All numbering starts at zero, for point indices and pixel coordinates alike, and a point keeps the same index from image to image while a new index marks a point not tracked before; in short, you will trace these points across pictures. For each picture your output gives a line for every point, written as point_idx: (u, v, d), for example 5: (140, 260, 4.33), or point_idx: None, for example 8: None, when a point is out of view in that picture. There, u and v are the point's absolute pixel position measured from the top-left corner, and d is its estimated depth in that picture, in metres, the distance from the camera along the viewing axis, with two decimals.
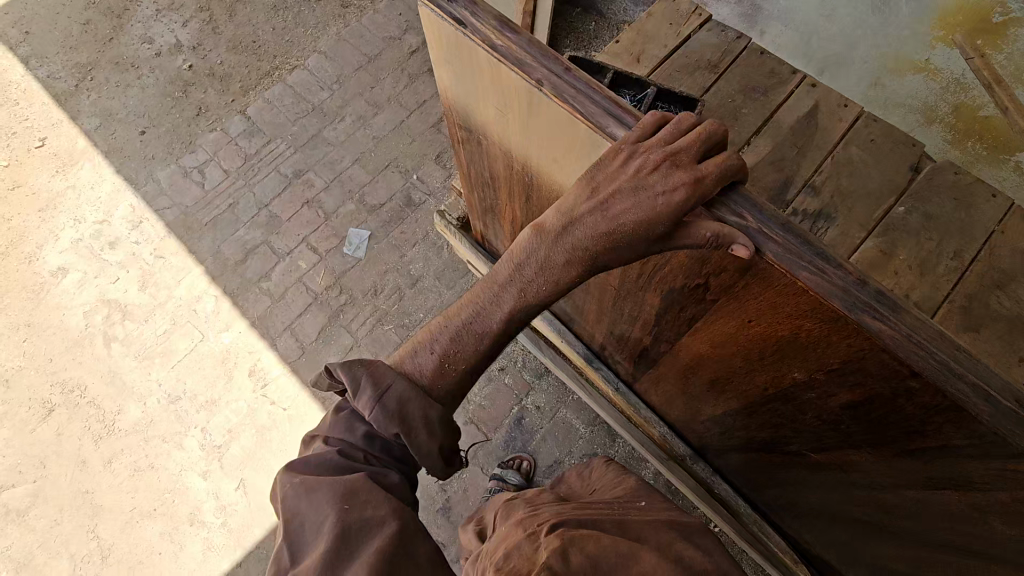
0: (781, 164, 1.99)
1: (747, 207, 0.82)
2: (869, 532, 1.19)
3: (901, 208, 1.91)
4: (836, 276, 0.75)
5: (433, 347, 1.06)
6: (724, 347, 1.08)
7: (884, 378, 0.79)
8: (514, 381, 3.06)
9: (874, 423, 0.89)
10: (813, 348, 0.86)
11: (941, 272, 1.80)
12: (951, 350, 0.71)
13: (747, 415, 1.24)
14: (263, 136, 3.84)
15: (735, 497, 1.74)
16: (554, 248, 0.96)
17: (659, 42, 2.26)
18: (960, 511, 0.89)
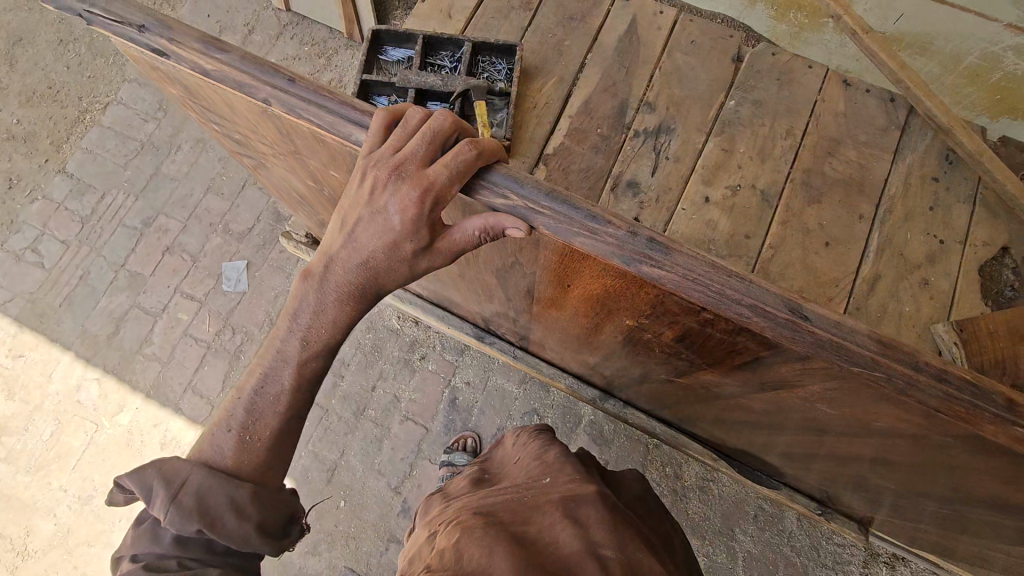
0: (613, 88, 1.97)
1: (508, 184, 0.88)
2: (749, 427, 1.31)
3: (733, 102, 1.97)
4: (610, 236, 0.83)
5: (229, 426, 1.07)
6: (569, 308, 1.15)
7: (686, 313, 0.87)
8: (438, 366, 3.03)
9: (704, 350, 0.97)
10: (628, 299, 0.94)
11: (779, 154, 1.91)
12: (723, 279, 0.81)
13: (619, 359, 1.32)
14: (94, 191, 3.43)
15: (649, 421, 1.87)
16: (323, 292, 1.01)
17: None
18: (794, 403, 1.00)
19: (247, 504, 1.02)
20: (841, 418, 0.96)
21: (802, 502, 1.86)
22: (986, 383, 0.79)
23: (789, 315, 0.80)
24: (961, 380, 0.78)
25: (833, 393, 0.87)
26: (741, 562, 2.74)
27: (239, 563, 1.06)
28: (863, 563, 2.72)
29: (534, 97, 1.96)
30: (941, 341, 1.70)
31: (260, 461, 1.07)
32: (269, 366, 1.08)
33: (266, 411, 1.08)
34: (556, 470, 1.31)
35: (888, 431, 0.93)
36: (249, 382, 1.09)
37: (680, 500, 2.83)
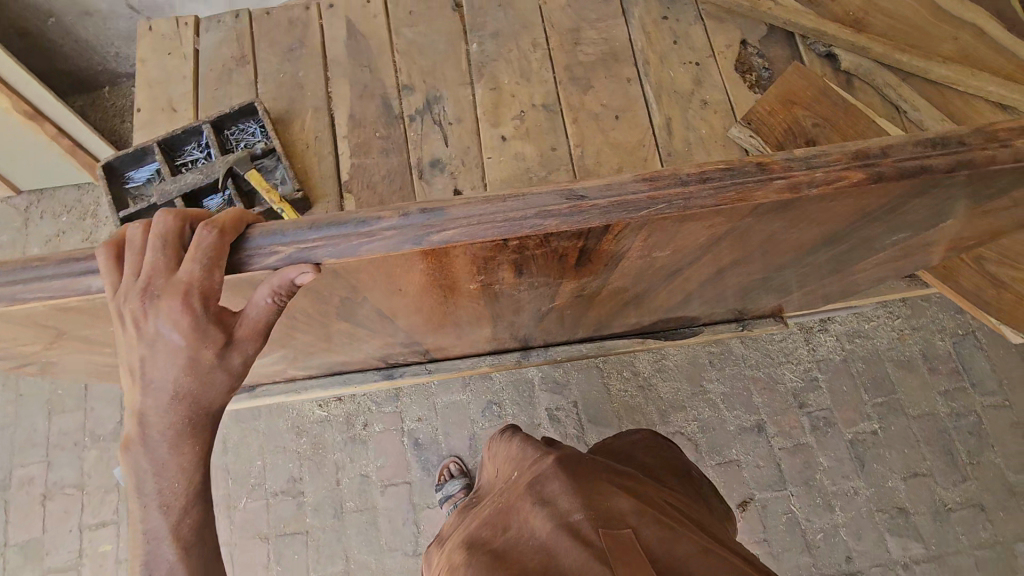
0: (369, 90, 1.96)
1: (270, 240, 0.91)
2: (638, 305, 1.43)
3: (475, 45, 2.05)
4: (387, 229, 0.88)
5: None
6: (427, 306, 1.18)
7: (497, 251, 0.93)
8: (384, 422, 2.95)
9: (544, 270, 1.03)
10: (453, 270, 1.00)
11: (537, 66, 2.03)
12: (501, 206, 0.86)
13: (506, 317, 1.37)
14: None
15: (572, 349, 1.95)
16: (152, 451, 0.93)
17: (176, 78, 1.96)
18: (645, 267, 1.08)
19: None
20: (683, 258, 1.06)
21: (725, 329, 2.05)
22: (744, 162, 0.86)
23: (568, 200, 0.84)
24: (717, 172, 0.84)
25: (656, 242, 0.94)
26: (721, 405, 2.99)
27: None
28: (805, 340, 3.09)
29: (301, 138, 1.88)
30: (742, 141, 1.94)
31: None
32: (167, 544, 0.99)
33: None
34: (525, 453, 1.27)
35: (722, 242, 1.02)
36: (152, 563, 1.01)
37: (649, 390, 3.01)
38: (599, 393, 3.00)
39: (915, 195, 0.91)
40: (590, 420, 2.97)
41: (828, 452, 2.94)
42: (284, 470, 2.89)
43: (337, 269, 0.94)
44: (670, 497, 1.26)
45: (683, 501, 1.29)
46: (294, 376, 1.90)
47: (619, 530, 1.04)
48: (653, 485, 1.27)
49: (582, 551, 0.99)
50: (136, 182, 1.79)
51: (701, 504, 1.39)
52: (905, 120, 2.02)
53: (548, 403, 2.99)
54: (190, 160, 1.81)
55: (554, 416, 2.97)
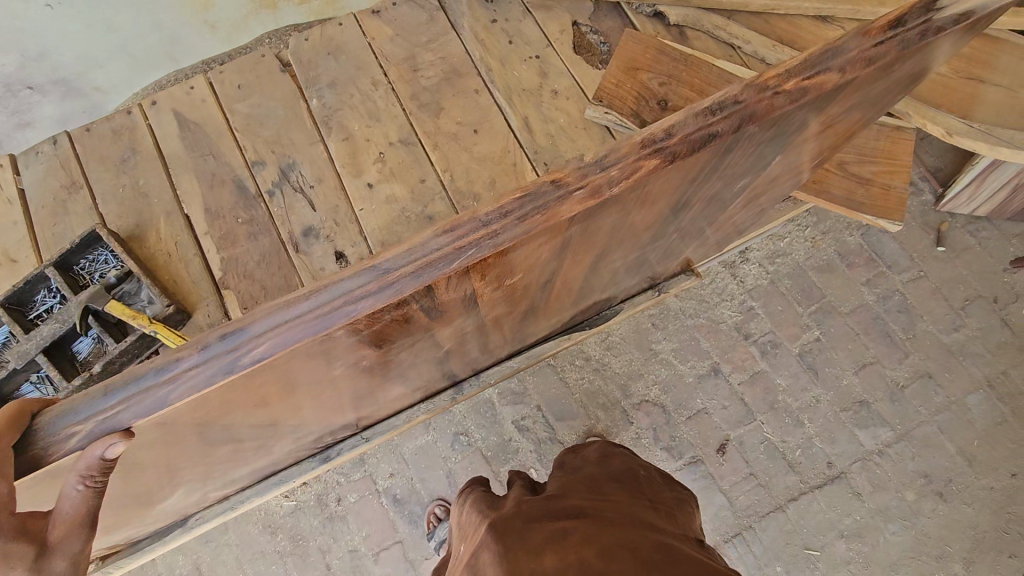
0: (219, 177, 1.88)
1: (63, 419, 0.84)
2: (534, 315, 1.43)
3: (315, 100, 1.98)
4: (192, 368, 0.83)
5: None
6: (315, 396, 1.17)
7: (335, 342, 0.91)
8: (356, 490, 2.85)
9: (404, 332, 1.04)
10: (306, 369, 0.97)
11: (383, 103, 1.99)
12: (308, 305, 0.84)
13: (412, 368, 1.36)
14: None
15: (502, 366, 1.94)
16: None
17: (7, 225, 1.82)
18: (505, 293, 1.10)
19: None
20: (537, 273, 1.08)
21: (643, 299, 2.07)
22: (534, 185, 0.87)
23: (374, 277, 0.85)
24: (515, 201, 0.87)
25: (489, 279, 0.96)
26: (674, 361, 3.03)
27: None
28: (731, 274, 3.14)
29: (161, 248, 1.79)
30: (601, 119, 1.96)
31: None
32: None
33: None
34: (473, 521, 1.31)
35: (565, 252, 1.05)
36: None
37: (604, 370, 3.02)
38: (557, 390, 2.99)
39: (723, 151, 0.96)
40: (557, 418, 2.96)
41: (782, 372, 3.02)
42: (270, 574, 2.75)
43: (170, 417, 0.89)
44: (617, 524, 1.16)
45: (637, 521, 1.20)
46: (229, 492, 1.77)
47: None
48: (600, 513, 1.20)
49: None
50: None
51: (657, 508, 1.34)
52: (741, 55, 2.08)
53: (512, 416, 2.96)
54: (44, 309, 1.68)
55: (521, 427, 2.95)
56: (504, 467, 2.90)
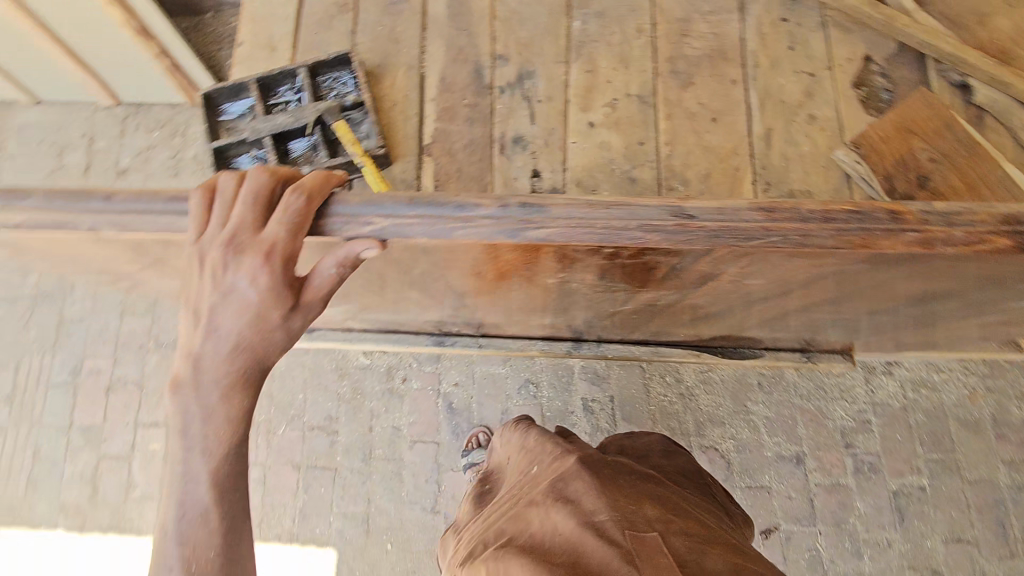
0: (464, 55, 1.94)
1: (370, 209, 1.04)
2: (706, 317, 1.55)
3: (578, 22, 1.96)
4: (491, 219, 1.01)
5: (177, 546, 0.98)
6: (503, 285, 1.35)
7: (597, 254, 1.09)
8: (422, 381, 3.04)
9: (634, 274, 1.20)
10: (547, 261, 1.15)
11: (639, 53, 1.92)
12: (609, 215, 1.00)
13: (574, 307, 1.43)
14: (7, 365, 3.20)
15: (624, 348, 1.93)
16: (200, 395, 1.02)
17: (279, 17, 2.00)
18: (732, 286, 1.24)
19: None
20: (769, 283, 1.21)
21: (788, 358, 1.95)
22: (869, 208, 0.99)
23: (669, 216, 0.99)
24: (843, 214, 0.98)
25: (751, 267, 1.09)
26: (763, 429, 2.88)
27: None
28: (865, 379, 2.89)
29: (390, 95, 1.88)
30: (847, 166, 1.82)
31: None
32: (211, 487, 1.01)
33: (212, 543, 0.99)
34: (545, 450, 1.25)
35: (809, 278, 1.17)
36: (189, 490, 1.00)
37: (690, 400, 2.93)
38: (635, 393, 2.96)
39: None
40: (624, 416, 2.94)
41: (868, 498, 2.79)
42: (323, 408, 3.04)
43: (439, 245, 1.08)
44: (699, 507, 1.16)
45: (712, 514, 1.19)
46: (352, 329, 1.96)
47: (648, 536, 0.91)
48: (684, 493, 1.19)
49: (608, 553, 0.86)
50: (230, 114, 1.86)
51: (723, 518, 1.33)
52: None
53: (584, 394, 2.98)
54: (283, 101, 1.85)
55: (588, 407, 2.96)
56: None
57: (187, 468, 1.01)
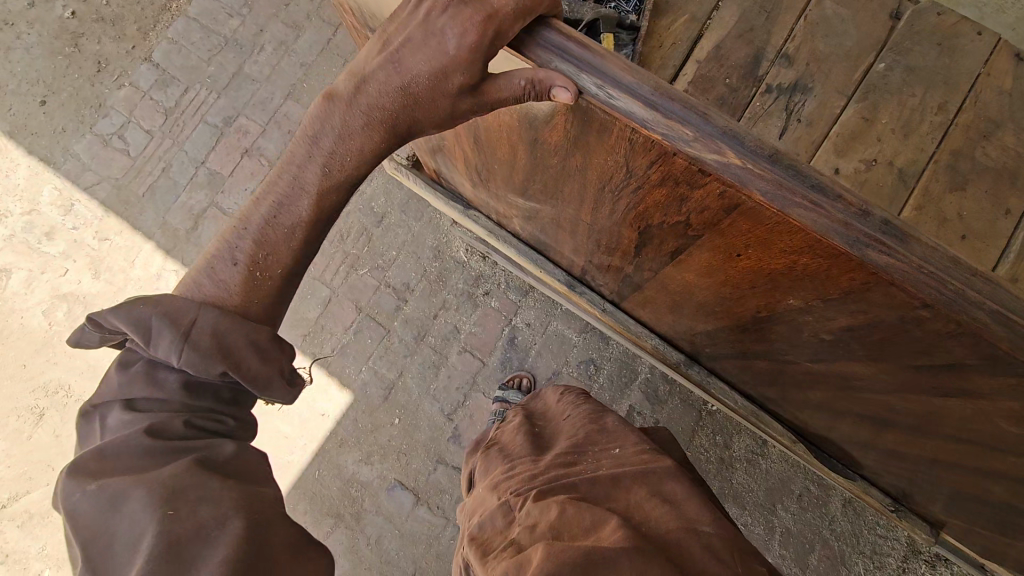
0: (750, 35, 1.74)
1: (696, 117, 0.86)
2: (852, 420, 1.44)
3: (882, 65, 1.71)
4: (836, 210, 0.82)
5: (235, 260, 1.25)
6: (710, 275, 1.21)
7: (890, 307, 0.90)
8: (500, 304, 3.06)
9: (876, 342, 1.03)
10: (816, 281, 0.98)
11: (926, 130, 1.67)
12: (963, 279, 0.80)
13: (742, 332, 1.37)
14: (179, 84, 3.42)
15: (728, 394, 1.85)
16: (348, 114, 1.16)
17: None
18: (962, 413, 1.06)
19: (265, 350, 1.20)
20: (1012, 437, 1.03)
21: (875, 500, 1.80)
22: None
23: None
24: None
25: None
26: (777, 534, 2.82)
27: (239, 413, 1.24)
28: (902, 555, 2.74)
29: (660, 35, 1.77)
30: None
31: (263, 302, 1.26)
32: (313, 196, 1.25)
33: (282, 242, 1.26)
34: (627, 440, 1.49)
35: None
36: (304, 170, 1.24)
37: (724, 468, 2.89)
38: (681, 431, 2.92)
39: None
40: None
41: None
42: (406, 274, 3.12)
43: (733, 196, 0.90)
44: None
45: None
46: (505, 225, 1.90)
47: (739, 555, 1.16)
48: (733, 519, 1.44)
49: (711, 559, 1.12)
50: None
51: None
52: None
53: (634, 402, 2.96)
54: None
55: (631, 415, 2.94)
56: None
57: (316, 149, 1.22)
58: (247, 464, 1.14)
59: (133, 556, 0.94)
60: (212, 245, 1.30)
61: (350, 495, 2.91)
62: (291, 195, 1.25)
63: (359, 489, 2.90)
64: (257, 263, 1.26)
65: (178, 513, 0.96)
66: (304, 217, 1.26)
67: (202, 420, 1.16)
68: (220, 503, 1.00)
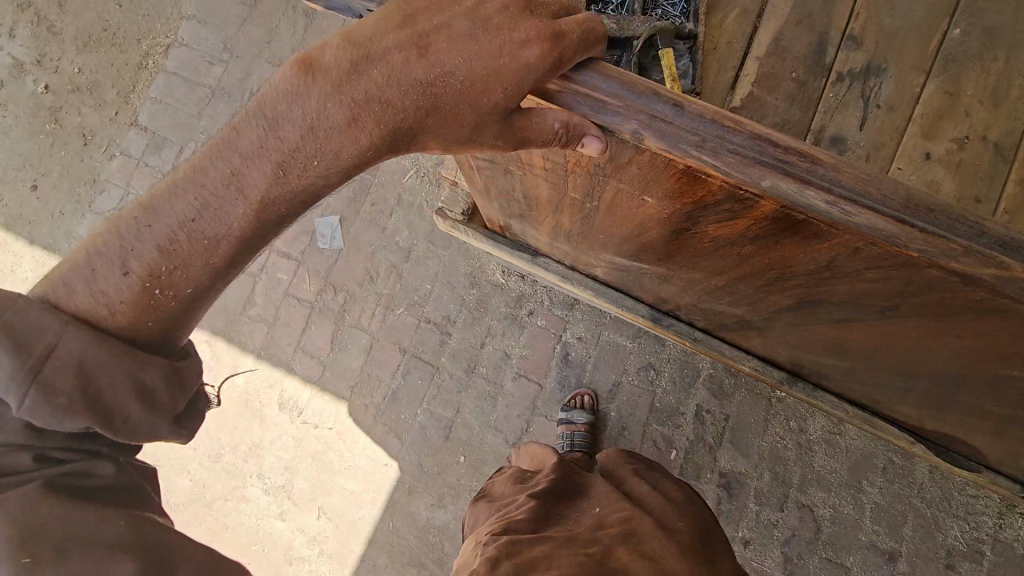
0: (811, 19, 1.58)
1: (968, 234, 0.83)
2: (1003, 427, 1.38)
3: (960, 30, 1.55)
4: None
5: (126, 269, 1.09)
6: (896, 338, 1.19)
7: None
8: (547, 322, 2.94)
9: None
10: None
11: (1017, 96, 1.53)
12: None
13: (907, 372, 1.34)
14: (171, 145, 3.25)
15: (840, 405, 1.74)
16: (324, 108, 1.02)
17: None
18: None
19: (154, 394, 1.10)
20: None
21: (1004, 487, 1.72)
22: None
23: None
24: None
25: None
26: (867, 511, 2.75)
27: (115, 450, 1.17)
28: (999, 513, 2.68)
29: (713, 36, 1.62)
30: None
31: (148, 324, 1.11)
32: (253, 203, 1.08)
33: (196, 258, 1.10)
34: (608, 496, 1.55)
35: None
36: (249, 172, 1.07)
37: (802, 453, 2.82)
38: (755, 423, 2.84)
39: None
40: (732, 441, 2.84)
41: None
42: (445, 306, 3.00)
43: (977, 292, 0.88)
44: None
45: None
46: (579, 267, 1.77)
47: None
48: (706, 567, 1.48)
49: None
50: None
51: None
52: None
53: (701, 401, 2.87)
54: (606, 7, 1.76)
55: (700, 415, 2.86)
56: (656, 424, 2.86)
57: (270, 142, 1.06)
58: (121, 485, 1.15)
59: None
60: (104, 223, 1.11)
61: (428, 542, 2.84)
62: (225, 195, 1.07)
63: (437, 534, 2.83)
64: (154, 274, 1.09)
65: None
66: (233, 228, 1.09)
67: (59, 452, 1.08)
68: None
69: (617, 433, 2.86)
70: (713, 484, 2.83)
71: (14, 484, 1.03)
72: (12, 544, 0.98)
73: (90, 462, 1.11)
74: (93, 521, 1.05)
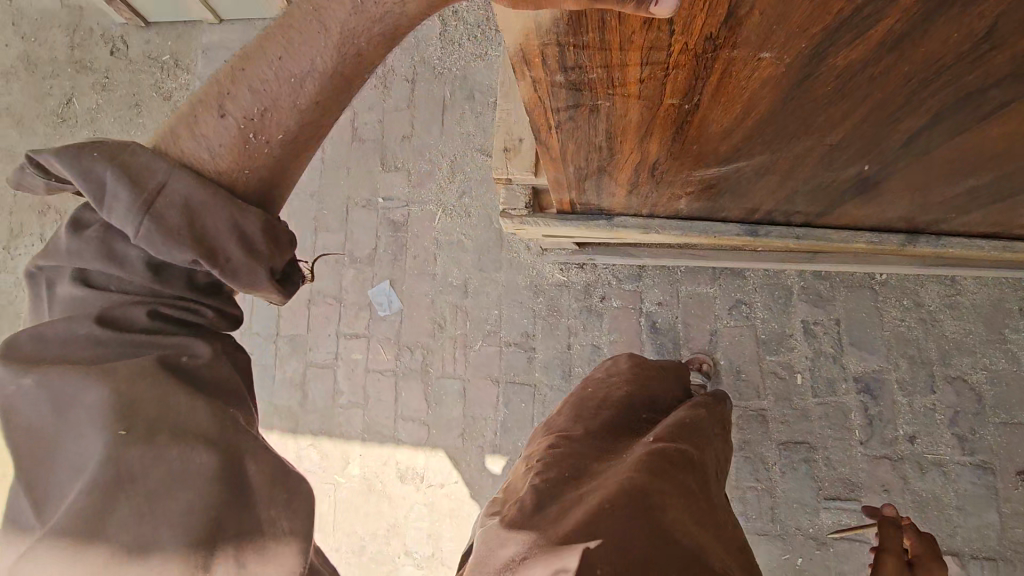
0: None
1: None
2: None
3: None
4: None
5: (223, 111, 1.00)
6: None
7: None
8: (622, 300, 2.89)
9: None
10: None
11: None
12: None
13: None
14: None
15: (973, 243, 1.59)
16: None
17: None
18: None
19: (254, 237, 0.96)
20: None
21: None
22: None
23: None
24: None
25: None
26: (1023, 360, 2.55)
27: (222, 302, 1.04)
28: None
29: None
30: None
31: (257, 174, 1.01)
32: (332, 33, 0.97)
33: (284, 96, 1.00)
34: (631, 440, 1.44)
35: None
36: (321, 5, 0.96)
37: (931, 327, 2.63)
38: (868, 317, 2.67)
39: None
40: (853, 343, 2.68)
41: None
42: (519, 323, 2.98)
43: None
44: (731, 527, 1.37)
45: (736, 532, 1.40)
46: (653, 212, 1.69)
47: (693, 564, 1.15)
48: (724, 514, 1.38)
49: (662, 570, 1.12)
50: None
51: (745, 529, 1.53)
52: None
53: (805, 316, 2.73)
54: None
55: (809, 330, 2.72)
56: (770, 356, 2.75)
57: None
58: (222, 381, 0.97)
59: (76, 476, 0.85)
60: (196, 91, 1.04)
61: None
62: (303, 31, 0.98)
63: None
64: (251, 125, 1.00)
65: (133, 488, 0.84)
66: (321, 65, 0.98)
67: (169, 308, 0.97)
68: (176, 522, 0.85)
69: (735, 379, 2.76)
70: (853, 393, 2.66)
71: (122, 355, 0.91)
72: (110, 415, 0.85)
73: (186, 340, 0.96)
74: (178, 406, 0.89)
